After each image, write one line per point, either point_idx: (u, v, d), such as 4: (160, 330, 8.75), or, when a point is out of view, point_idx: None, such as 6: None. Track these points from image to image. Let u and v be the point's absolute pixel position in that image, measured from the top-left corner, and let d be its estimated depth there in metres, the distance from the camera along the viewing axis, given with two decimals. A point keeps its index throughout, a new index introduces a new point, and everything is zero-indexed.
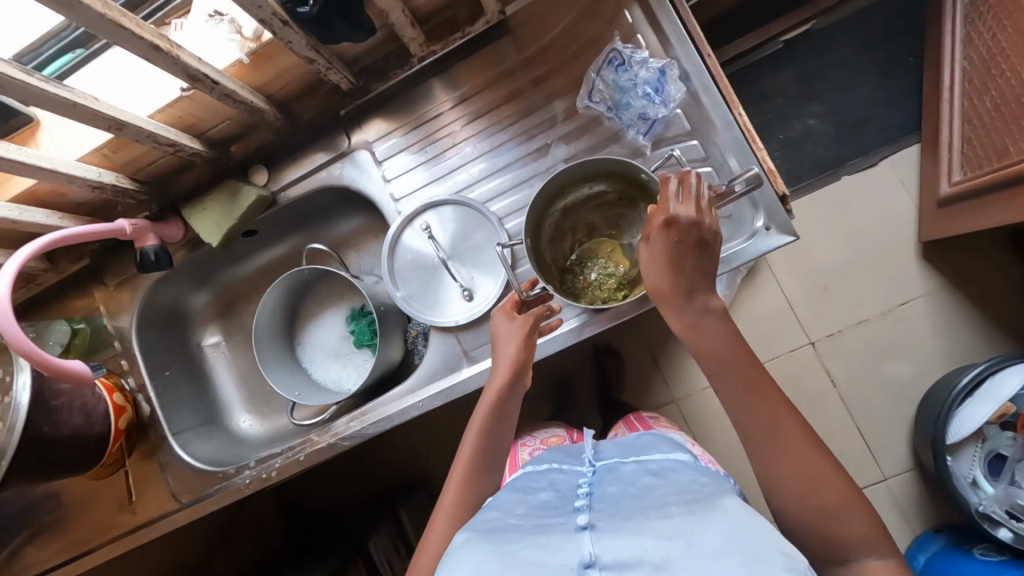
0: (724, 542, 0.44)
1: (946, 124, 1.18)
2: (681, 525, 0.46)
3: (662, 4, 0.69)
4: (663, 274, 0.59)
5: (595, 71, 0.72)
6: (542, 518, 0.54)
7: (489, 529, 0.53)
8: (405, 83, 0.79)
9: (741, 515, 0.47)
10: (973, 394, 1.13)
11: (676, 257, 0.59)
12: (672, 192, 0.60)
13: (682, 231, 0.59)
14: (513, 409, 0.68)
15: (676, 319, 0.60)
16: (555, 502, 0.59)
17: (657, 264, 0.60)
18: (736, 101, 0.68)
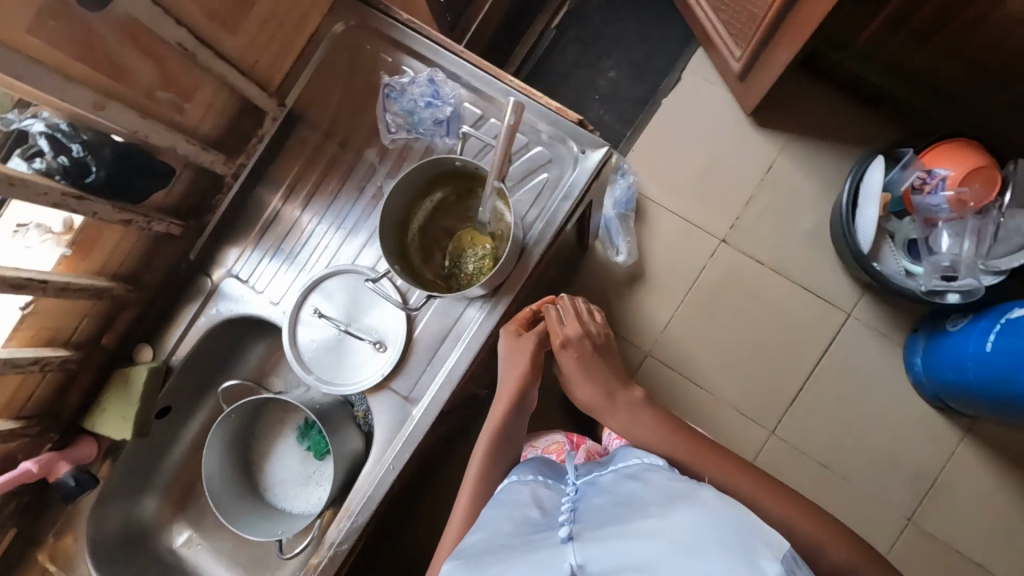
0: (699, 535, 0.47)
1: (708, 22, 1.40)
2: (658, 522, 0.50)
3: (406, 36, 0.79)
4: (589, 389, 0.78)
5: (381, 109, 0.79)
6: (530, 535, 0.58)
7: (478, 555, 0.57)
8: (235, 204, 0.83)
9: (720, 509, 0.50)
10: (858, 203, 1.28)
11: (581, 365, 0.78)
12: (553, 317, 0.79)
13: (578, 344, 0.78)
14: (520, 421, 0.81)
15: (618, 419, 0.77)
16: (542, 518, 0.63)
17: (570, 377, 0.79)
18: (503, 73, 0.77)
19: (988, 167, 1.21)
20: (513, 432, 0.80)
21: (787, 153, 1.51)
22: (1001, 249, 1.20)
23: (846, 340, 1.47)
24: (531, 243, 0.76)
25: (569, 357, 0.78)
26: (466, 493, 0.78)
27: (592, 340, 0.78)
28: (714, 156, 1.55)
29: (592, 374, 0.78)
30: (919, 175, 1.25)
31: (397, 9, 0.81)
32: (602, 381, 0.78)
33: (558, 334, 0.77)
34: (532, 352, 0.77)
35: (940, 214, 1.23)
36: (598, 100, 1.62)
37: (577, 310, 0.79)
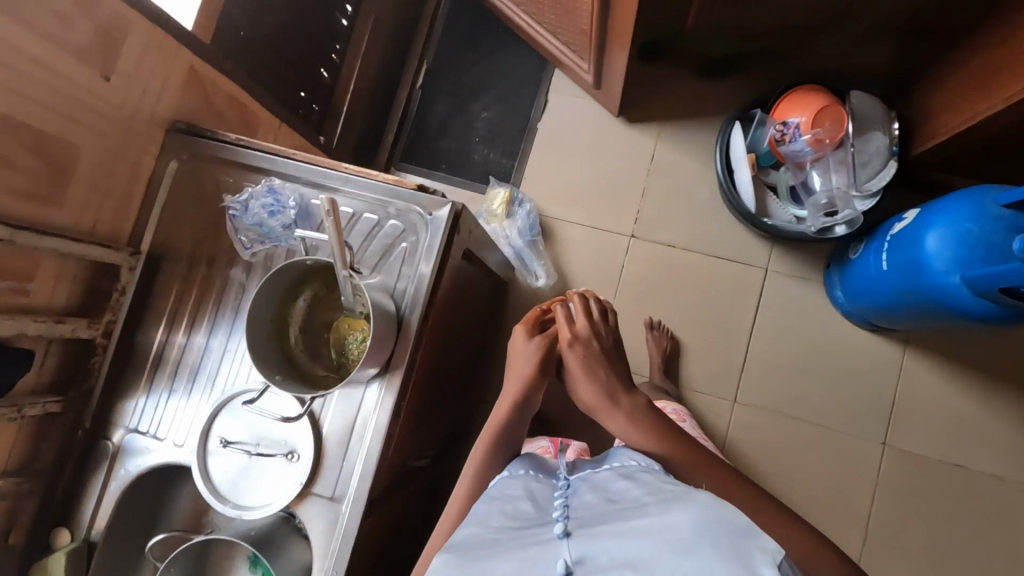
0: (693, 534, 0.48)
1: (553, 46, 1.55)
2: (653, 522, 0.52)
3: (238, 154, 0.82)
4: (589, 390, 0.89)
5: (232, 228, 0.81)
6: (522, 530, 0.61)
7: (469, 550, 0.59)
8: (117, 360, 0.83)
9: (714, 508, 0.51)
10: (733, 167, 1.37)
11: (585, 367, 0.90)
12: (563, 325, 0.94)
13: (584, 344, 0.91)
14: (525, 414, 0.97)
15: (614, 420, 0.86)
16: (533, 512, 0.65)
17: (571, 372, 0.91)
18: (338, 163, 0.81)
19: (830, 105, 1.29)
20: (514, 426, 0.95)
21: (662, 141, 1.61)
22: (866, 174, 1.27)
23: (772, 293, 1.52)
24: (407, 313, 0.78)
25: (574, 352, 0.91)
26: (467, 478, 0.90)
27: (597, 341, 0.92)
28: (600, 163, 1.63)
29: (593, 372, 0.89)
30: (777, 128, 1.34)
31: (224, 132, 0.84)
32: (605, 384, 0.89)
33: (568, 334, 0.92)
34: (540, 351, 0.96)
35: (806, 156, 1.33)
36: (479, 142, 1.69)
37: (586, 316, 0.94)
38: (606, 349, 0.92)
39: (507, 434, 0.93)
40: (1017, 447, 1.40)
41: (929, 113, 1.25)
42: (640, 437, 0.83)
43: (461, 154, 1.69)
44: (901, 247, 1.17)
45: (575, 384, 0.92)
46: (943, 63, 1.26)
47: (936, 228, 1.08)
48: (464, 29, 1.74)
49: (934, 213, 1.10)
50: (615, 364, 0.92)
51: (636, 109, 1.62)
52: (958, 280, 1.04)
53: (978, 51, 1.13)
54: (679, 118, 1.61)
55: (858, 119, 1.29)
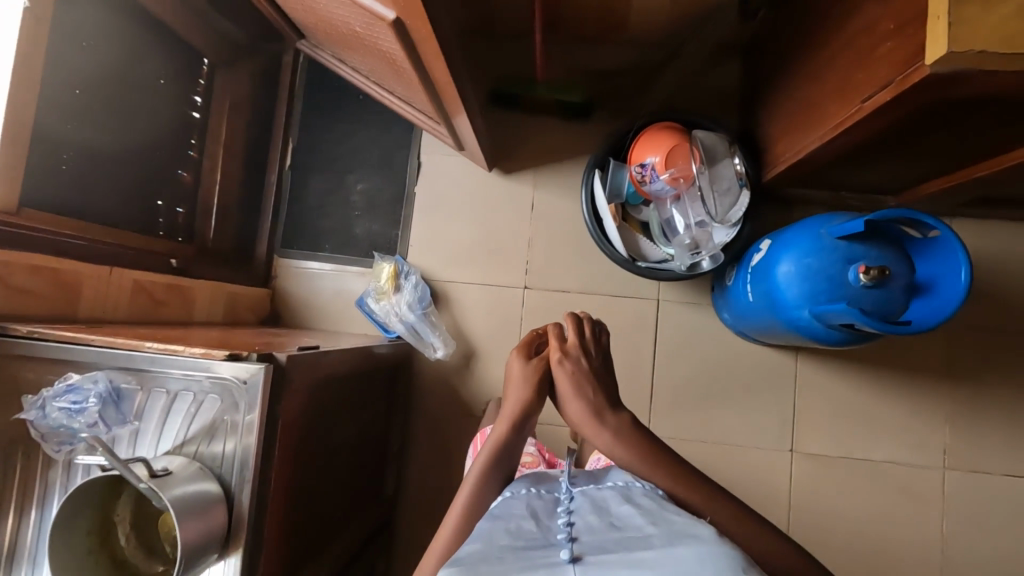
0: (700, 569, 0.53)
1: (409, 112, 1.52)
2: (661, 554, 0.56)
3: (33, 349, 0.77)
4: (578, 409, 0.84)
5: (33, 430, 0.74)
6: (529, 549, 0.61)
7: (471, 563, 0.59)
8: None
9: (718, 546, 0.56)
10: (600, 216, 1.40)
11: (575, 387, 0.86)
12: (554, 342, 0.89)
13: (575, 364, 0.87)
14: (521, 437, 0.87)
15: (601, 440, 0.82)
16: (537, 528, 0.66)
17: (561, 390, 0.86)
18: (142, 341, 0.77)
19: (680, 143, 1.31)
20: (511, 447, 0.86)
21: (539, 187, 1.61)
22: (720, 208, 1.31)
23: (666, 322, 1.55)
24: (237, 491, 0.76)
25: (565, 368, 0.86)
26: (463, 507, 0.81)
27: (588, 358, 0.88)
28: (482, 219, 1.62)
29: (582, 390, 0.85)
30: (637, 168, 1.36)
31: (16, 325, 0.79)
32: (594, 402, 0.84)
33: (560, 351, 0.88)
34: (537, 370, 0.89)
35: (665, 195, 1.36)
36: (359, 215, 1.65)
37: (578, 334, 0.90)
38: (598, 367, 0.88)
39: (507, 453, 0.84)
40: (915, 433, 1.47)
41: (773, 141, 1.28)
42: (630, 455, 0.79)
43: (343, 231, 1.65)
44: (761, 280, 1.19)
45: (563, 403, 0.86)
46: (775, 89, 1.28)
47: (789, 256, 1.11)
48: (325, 102, 1.70)
49: (786, 248, 1.13)
50: (604, 384, 0.87)
51: (508, 160, 1.62)
52: (808, 314, 1.07)
53: (797, 82, 1.16)
54: (552, 162, 1.61)
55: (706, 155, 1.32)
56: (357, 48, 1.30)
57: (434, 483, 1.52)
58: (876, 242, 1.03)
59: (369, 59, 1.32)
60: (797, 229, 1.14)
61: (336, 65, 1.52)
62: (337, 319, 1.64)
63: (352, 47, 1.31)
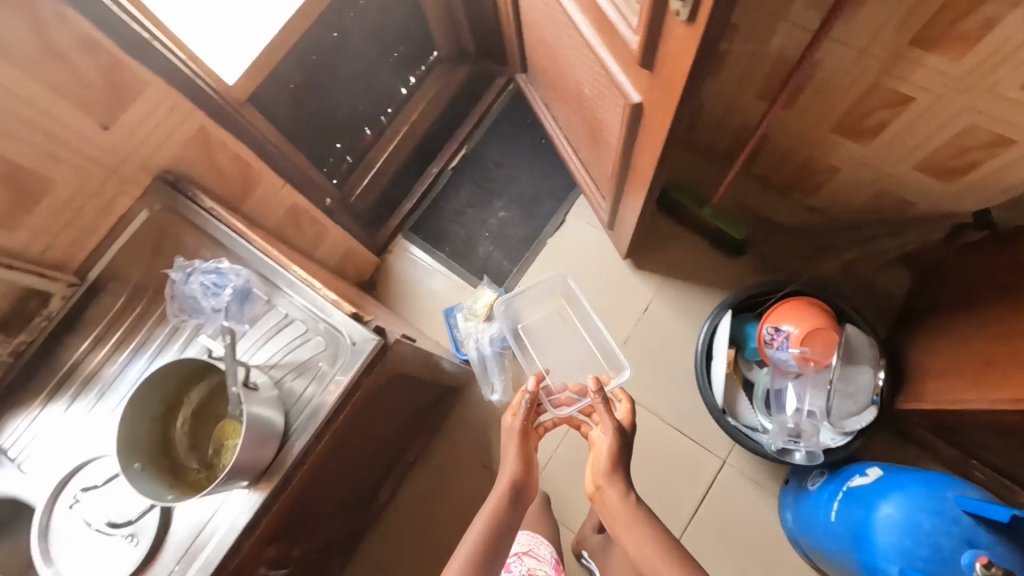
0: None
1: (578, 171, 1.59)
2: None
3: (207, 224, 0.86)
4: (613, 464, 1.01)
5: (172, 293, 0.82)
6: None
7: None
8: (27, 371, 0.84)
9: None
10: (711, 354, 1.31)
11: (613, 459, 1.01)
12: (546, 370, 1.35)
13: (621, 443, 1.03)
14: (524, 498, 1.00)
15: (615, 498, 0.97)
16: None
17: (610, 443, 1.02)
18: (291, 262, 0.84)
19: (826, 328, 1.24)
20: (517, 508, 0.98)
21: (661, 295, 1.59)
22: (840, 412, 1.21)
23: (721, 484, 1.45)
24: (294, 435, 0.77)
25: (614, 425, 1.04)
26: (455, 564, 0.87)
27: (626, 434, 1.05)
28: (593, 297, 1.61)
29: (622, 453, 1.02)
30: (769, 329, 1.28)
31: (205, 196, 0.88)
32: (623, 479, 0.99)
33: (605, 404, 1.05)
34: (521, 430, 1.09)
35: (789, 366, 1.27)
36: (487, 237, 1.71)
37: (627, 413, 1.11)
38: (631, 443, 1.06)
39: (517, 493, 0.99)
40: None
41: (924, 373, 1.19)
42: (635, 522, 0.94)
43: (467, 242, 1.72)
44: (847, 511, 1.08)
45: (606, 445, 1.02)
46: (945, 322, 1.21)
47: (894, 491, 1.01)
48: (510, 131, 1.81)
49: (885, 492, 1.03)
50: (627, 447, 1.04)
51: (643, 257, 1.61)
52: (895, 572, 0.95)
53: (979, 332, 1.08)
54: (683, 279, 1.59)
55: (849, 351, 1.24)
56: (558, 95, 1.47)
57: (423, 511, 1.49)
58: (1005, 537, 0.89)
59: (573, 113, 1.43)
60: (907, 474, 1.04)
61: (539, 106, 1.66)
62: (420, 315, 1.68)
63: (556, 90, 1.47)
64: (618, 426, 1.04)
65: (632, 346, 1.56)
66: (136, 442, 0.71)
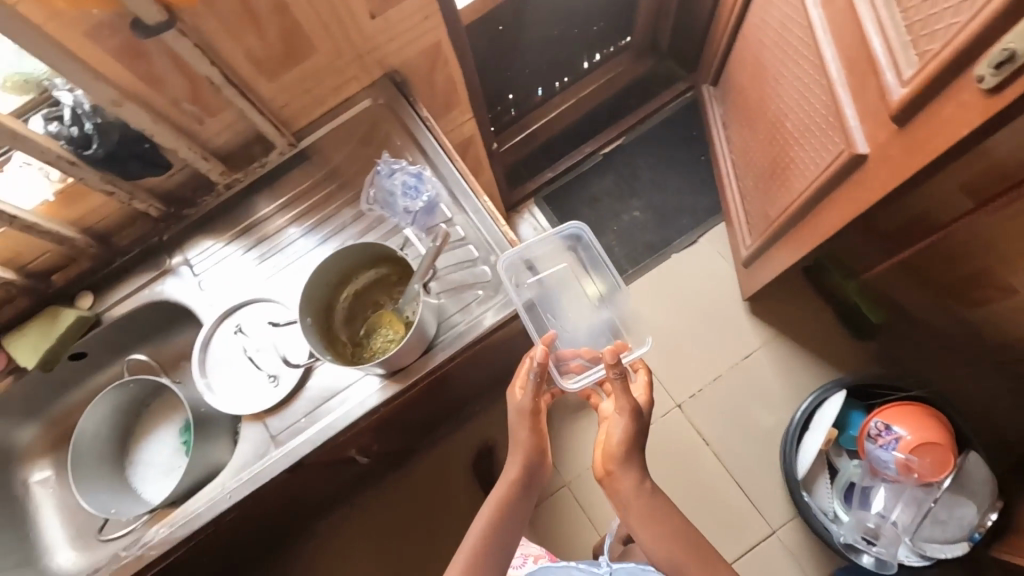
0: None
1: (731, 198, 1.53)
2: None
3: (419, 130, 0.91)
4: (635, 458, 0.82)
5: (370, 184, 0.89)
6: None
7: None
8: (221, 206, 0.91)
9: None
10: (808, 427, 1.26)
11: (633, 445, 0.82)
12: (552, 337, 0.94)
13: (640, 428, 0.83)
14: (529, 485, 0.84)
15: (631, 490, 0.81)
16: None
17: (631, 429, 0.82)
18: (482, 192, 0.88)
19: (942, 445, 1.16)
20: (521, 500, 0.82)
21: (769, 348, 1.53)
22: (926, 530, 1.17)
23: (763, 554, 1.40)
24: (438, 346, 0.81)
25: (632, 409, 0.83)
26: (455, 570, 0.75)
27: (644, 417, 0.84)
28: (698, 324, 1.58)
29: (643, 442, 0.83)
30: (877, 425, 1.21)
31: (423, 106, 0.93)
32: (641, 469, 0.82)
33: (620, 379, 0.83)
34: (527, 409, 0.85)
35: (887, 469, 1.20)
36: (615, 230, 1.71)
37: (641, 384, 0.89)
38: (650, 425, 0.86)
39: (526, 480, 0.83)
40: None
41: None
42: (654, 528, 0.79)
43: (593, 228, 1.72)
44: None
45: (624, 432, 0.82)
46: None
47: None
48: (671, 138, 1.78)
49: None
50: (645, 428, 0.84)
51: (764, 305, 1.55)
52: None
53: None
54: (797, 340, 1.52)
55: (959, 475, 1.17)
56: (747, 118, 1.42)
57: None
58: None
59: (756, 140, 1.38)
60: None
61: (712, 121, 1.61)
62: None
63: (747, 113, 1.42)
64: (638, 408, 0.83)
65: (722, 386, 1.53)
66: (315, 303, 0.79)
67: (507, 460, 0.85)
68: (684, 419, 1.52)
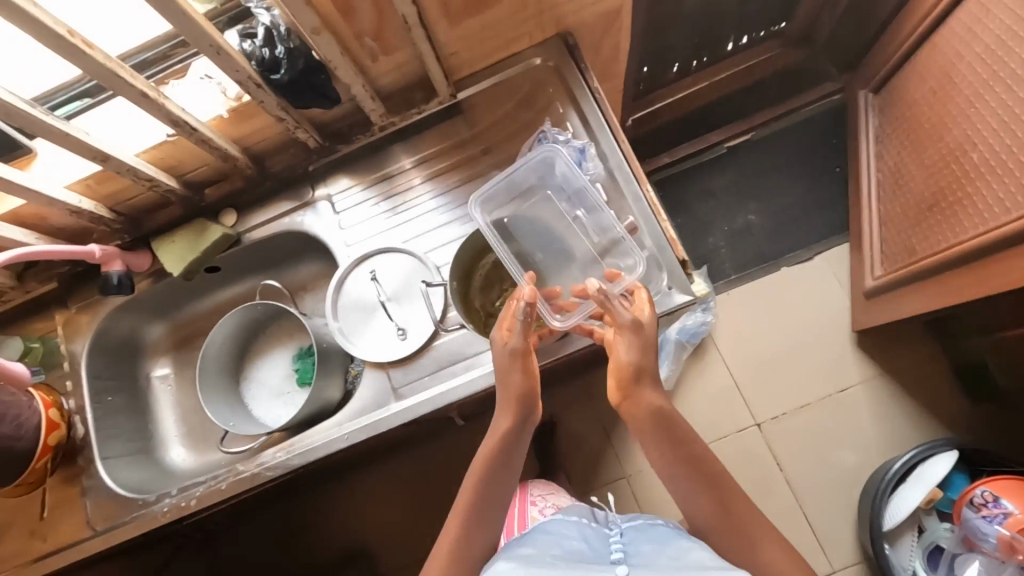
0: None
1: (866, 223, 1.41)
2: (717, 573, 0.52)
3: (587, 100, 0.85)
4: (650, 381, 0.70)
5: (528, 149, 0.84)
6: (577, 561, 0.60)
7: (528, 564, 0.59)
8: (369, 147, 0.89)
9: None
10: (905, 480, 1.19)
11: (643, 366, 0.69)
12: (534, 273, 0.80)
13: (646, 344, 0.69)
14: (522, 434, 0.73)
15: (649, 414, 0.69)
16: (585, 548, 0.65)
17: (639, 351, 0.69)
18: (645, 179, 0.81)
19: None
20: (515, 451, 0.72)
21: (869, 386, 1.44)
22: None
23: None
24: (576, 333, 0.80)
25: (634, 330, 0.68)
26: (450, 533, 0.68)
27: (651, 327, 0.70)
28: (796, 346, 1.50)
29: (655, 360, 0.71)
30: (982, 493, 1.12)
31: (593, 75, 0.86)
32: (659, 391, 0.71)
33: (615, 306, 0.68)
34: (513, 354, 0.71)
35: (984, 543, 1.12)
36: (725, 231, 1.61)
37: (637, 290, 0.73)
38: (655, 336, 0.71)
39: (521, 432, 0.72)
40: None
41: None
42: (676, 461, 0.69)
43: (702, 224, 1.63)
44: None
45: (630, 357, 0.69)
46: None
47: None
48: (807, 142, 1.64)
49: None
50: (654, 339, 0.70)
51: (872, 340, 1.46)
52: None
53: None
54: (904, 385, 1.42)
55: None
56: (914, 137, 1.27)
57: None
58: None
59: (918, 164, 1.24)
60: None
61: (862, 133, 1.46)
62: None
63: (916, 134, 1.26)
64: (645, 342, 0.69)
65: (808, 413, 1.46)
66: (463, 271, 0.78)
67: (495, 415, 0.74)
68: (760, 438, 1.46)
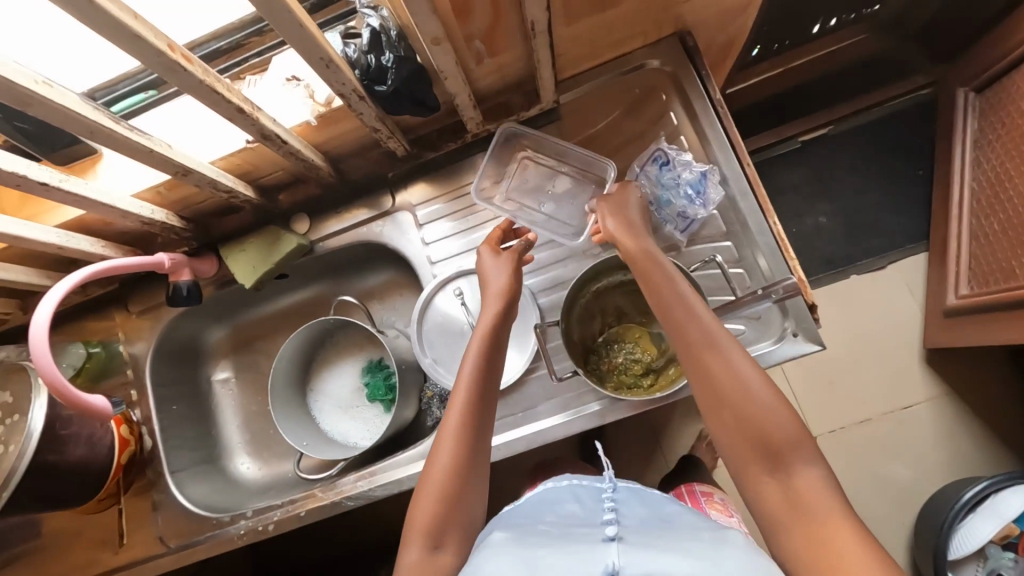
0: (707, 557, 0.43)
1: (954, 237, 1.27)
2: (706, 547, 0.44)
3: (706, 113, 0.75)
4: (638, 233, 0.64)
5: (639, 166, 0.77)
6: (572, 527, 0.50)
7: (520, 530, 0.50)
8: (454, 154, 0.82)
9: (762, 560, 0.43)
10: (975, 510, 1.10)
11: (630, 223, 0.65)
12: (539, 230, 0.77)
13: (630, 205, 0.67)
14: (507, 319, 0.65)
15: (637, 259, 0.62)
16: (580, 511, 0.55)
17: (633, 216, 0.66)
18: (773, 211, 0.72)
19: None
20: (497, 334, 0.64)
21: (933, 404, 1.33)
22: None
23: None
24: None
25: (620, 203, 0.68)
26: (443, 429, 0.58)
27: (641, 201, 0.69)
28: (862, 357, 1.38)
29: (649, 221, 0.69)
30: None
31: (715, 83, 0.76)
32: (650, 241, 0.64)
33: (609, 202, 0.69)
34: (508, 258, 0.68)
35: None
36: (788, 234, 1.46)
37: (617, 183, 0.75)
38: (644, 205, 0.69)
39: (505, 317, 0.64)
40: None
41: None
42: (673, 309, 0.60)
43: None
44: None
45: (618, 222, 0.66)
46: None
47: None
48: (888, 139, 1.44)
49: None
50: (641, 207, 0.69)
51: (944, 363, 1.34)
52: None
53: None
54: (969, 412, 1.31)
55: None
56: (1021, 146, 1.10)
57: None
58: None
59: None
60: None
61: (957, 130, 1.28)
62: None
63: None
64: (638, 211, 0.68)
65: (871, 429, 1.34)
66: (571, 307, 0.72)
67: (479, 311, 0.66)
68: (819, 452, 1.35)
